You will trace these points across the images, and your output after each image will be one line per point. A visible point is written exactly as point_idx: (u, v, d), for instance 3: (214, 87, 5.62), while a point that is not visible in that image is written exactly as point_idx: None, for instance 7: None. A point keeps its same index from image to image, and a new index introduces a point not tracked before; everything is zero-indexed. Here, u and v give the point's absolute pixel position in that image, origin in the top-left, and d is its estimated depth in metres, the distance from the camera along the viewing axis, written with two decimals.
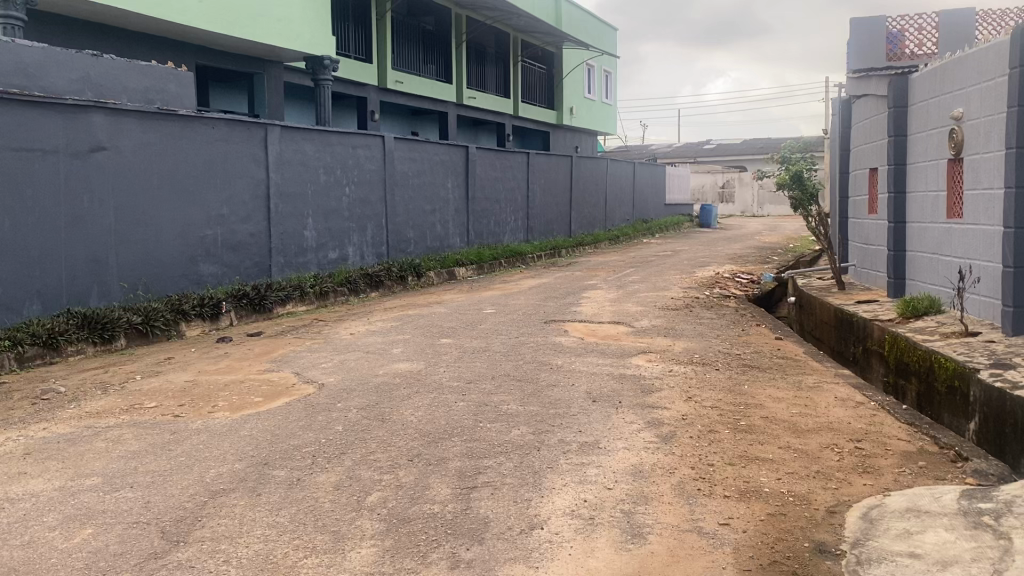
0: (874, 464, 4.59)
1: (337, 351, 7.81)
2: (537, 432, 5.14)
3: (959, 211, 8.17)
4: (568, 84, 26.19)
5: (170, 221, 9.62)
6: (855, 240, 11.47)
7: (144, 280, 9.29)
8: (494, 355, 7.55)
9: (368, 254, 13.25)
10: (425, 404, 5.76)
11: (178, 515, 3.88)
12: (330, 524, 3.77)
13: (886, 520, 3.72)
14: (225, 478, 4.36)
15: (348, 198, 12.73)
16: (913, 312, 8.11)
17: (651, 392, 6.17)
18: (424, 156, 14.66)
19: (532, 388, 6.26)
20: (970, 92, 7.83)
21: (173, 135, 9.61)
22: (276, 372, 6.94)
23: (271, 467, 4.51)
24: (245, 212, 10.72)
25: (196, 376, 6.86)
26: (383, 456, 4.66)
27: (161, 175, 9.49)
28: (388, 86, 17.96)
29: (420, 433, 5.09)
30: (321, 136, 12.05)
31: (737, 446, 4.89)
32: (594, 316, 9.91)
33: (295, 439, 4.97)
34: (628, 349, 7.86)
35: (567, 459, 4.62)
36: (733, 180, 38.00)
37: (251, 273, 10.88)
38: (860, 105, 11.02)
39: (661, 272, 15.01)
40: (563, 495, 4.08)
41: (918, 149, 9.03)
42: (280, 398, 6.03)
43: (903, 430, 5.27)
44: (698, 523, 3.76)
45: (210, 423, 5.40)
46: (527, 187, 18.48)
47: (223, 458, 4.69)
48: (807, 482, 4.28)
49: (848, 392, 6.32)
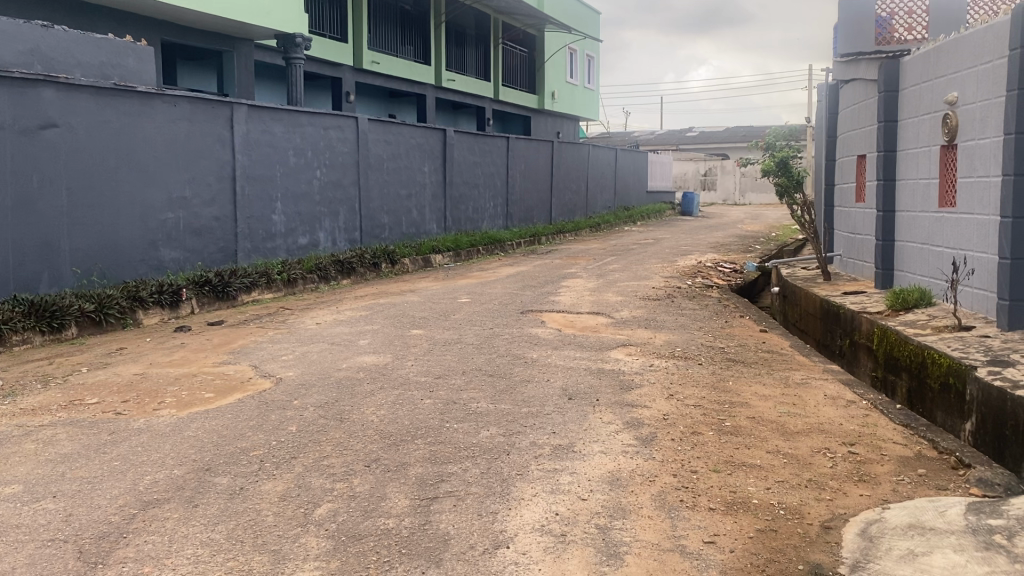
0: (870, 471, 4.24)
1: (300, 343, 7.38)
2: (507, 433, 4.76)
3: (952, 200, 7.86)
4: (550, 68, 25.74)
5: (128, 203, 9.13)
6: (841, 229, 11.15)
7: (100, 265, 8.82)
8: (466, 347, 7.15)
9: (340, 239, 12.81)
10: (388, 402, 5.36)
11: (101, 531, 3.46)
12: (270, 542, 3.37)
13: (888, 539, 3.37)
14: (162, 486, 3.95)
15: (319, 181, 12.25)
16: (903, 305, 7.81)
17: (630, 390, 5.81)
18: (400, 139, 14.20)
19: (505, 384, 5.88)
20: (966, 76, 7.50)
21: (130, 112, 9.10)
22: (232, 365, 6.51)
23: (214, 474, 4.09)
24: (209, 195, 10.24)
25: (146, 369, 6.42)
26: (337, 461, 4.26)
27: (118, 155, 8.99)
28: (365, 67, 17.44)
29: (379, 435, 4.69)
30: (291, 116, 11.55)
31: (722, 450, 4.54)
32: (573, 306, 9.55)
33: (243, 441, 4.56)
34: (607, 342, 7.49)
35: (538, 465, 4.25)
36: (715, 168, 37.67)
37: (215, 258, 10.41)
38: (849, 89, 10.69)
39: (643, 260, 14.66)
40: (532, 507, 3.71)
41: (909, 135, 8.70)
42: (233, 394, 5.61)
43: (899, 433, 4.92)
44: (681, 542, 3.39)
45: (153, 422, 4.97)
46: (506, 172, 18.03)
47: (161, 462, 4.27)
48: (799, 493, 3.93)
49: (838, 389, 5.98)
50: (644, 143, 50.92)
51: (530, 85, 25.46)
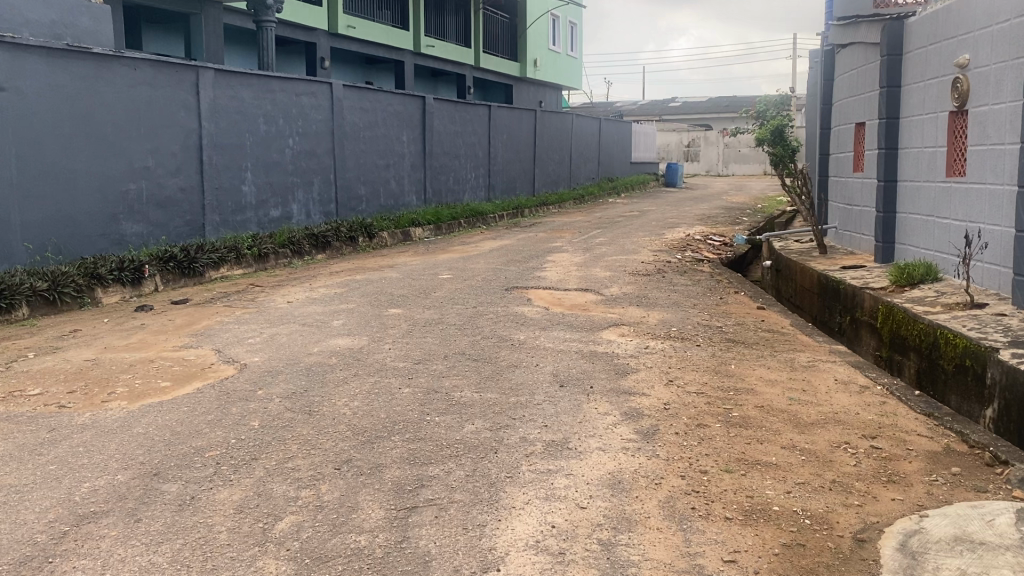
0: (899, 470, 3.82)
1: (268, 324, 6.85)
2: (495, 428, 4.30)
3: (960, 169, 7.44)
4: (532, 35, 25.06)
5: (85, 173, 8.53)
6: (838, 201, 10.69)
7: (55, 241, 8.24)
8: (448, 328, 6.66)
9: (314, 212, 12.23)
10: (364, 392, 4.87)
11: (23, 555, 2.97)
12: (221, 566, 2.89)
13: (934, 556, 2.98)
14: (101, 496, 3.45)
15: (291, 150, 11.66)
16: (908, 281, 7.40)
17: (626, 375, 5.36)
18: (376, 107, 13.60)
19: (491, 370, 5.42)
20: (979, 37, 7.05)
21: (85, 75, 8.48)
22: (194, 349, 5.99)
23: (161, 481, 3.60)
24: (174, 164, 9.63)
25: (98, 354, 5.88)
26: (303, 463, 3.78)
27: (73, 122, 8.37)
28: (340, 31, 16.74)
29: (352, 431, 4.21)
30: (260, 81, 10.93)
31: (732, 445, 4.10)
32: (560, 282, 9.07)
33: (199, 440, 4.07)
34: (598, 321, 7.02)
35: (530, 466, 3.79)
36: (698, 139, 37.13)
37: (181, 232, 9.82)
38: (846, 54, 10.22)
39: (629, 233, 14.19)
40: (525, 519, 3.26)
41: (914, 101, 8.25)
42: (191, 384, 5.09)
43: (922, 424, 4.50)
44: (697, 562, 2.95)
45: (100, 417, 4.46)
46: (488, 142, 17.46)
47: (103, 466, 3.76)
48: (823, 498, 3.50)
49: (850, 373, 5.56)
50: (627, 113, 50.26)
51: (512, 53, 24.78)
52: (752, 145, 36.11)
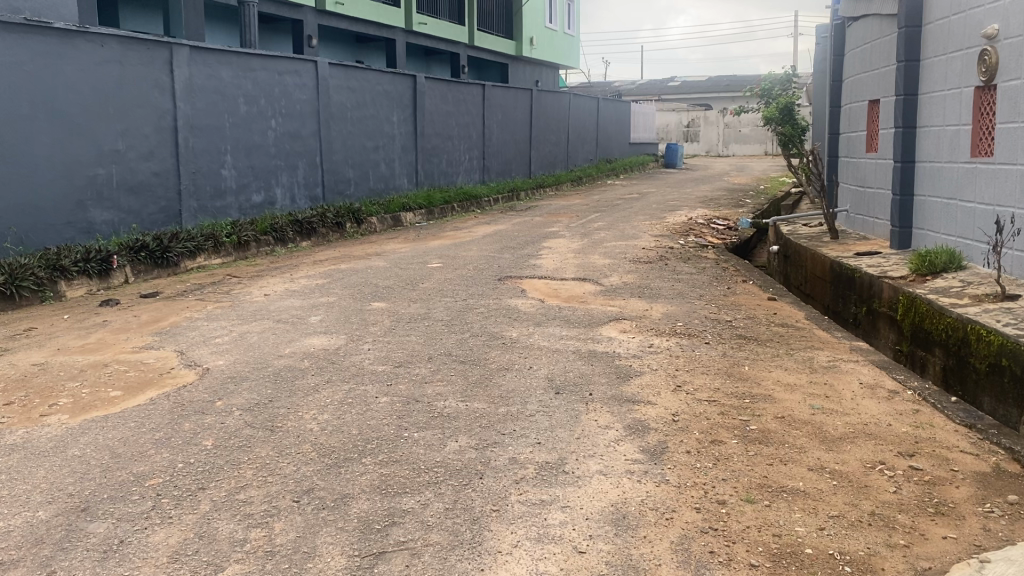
0: (945, 497, 3.31)
1: (239, 321, 6.31)
2: (480, 446, 3.78)
3: (987, 148, 6.91)
4: (528, 12, 24.34)
5: (48, 158, 7.95)
6: (848, 182, 10.14)
7: (15, 230, 7.69)
8: (434, 325, 6.12)
9: (299, 197, 11.66)
10: (335, 403, 4.34)
11: None
12: None
13: None
14: (13, 541, 2.93)
15: (274, 131, 11.08)
16: (930, 270, 6.85)
17: (630, 379, 4.83)
18: (364, 86, 13.00)
19: (479, 374, 4.89)
20: (1009, 5, 6.47)
21: (47, 51, 7.88)
22: (155, 351, 5.45)
23: (89, 519, 3.07)
24: (147, 147, 9.05)
25: (49, 358, 5.34)
26: (256, 495, 3.26)
27: (34, 103, 7.80)
28: (329, 8, 16.13)
29: (316, 452, 3.69)
30: (239, 57, 10.34)
31: (752, 467, 3.58)
32: (556, 271, 8.51)
33: (140, 465, 3.55)
34: (598, 316, 6.49)
35: (519, 496, 3.27)
36: (698, 119, 36.42)
37: (156, 219, 9.26)
38: (858, 27, 9.65)
39: (628, 217, 13.63)
40: (512, 568, 2.75)
41: (935, 76, 7.68)
42: (145, 392, 4.56)
43: (963, 438, 4.00)
44: None
45: (34, 436, 3.93)
46: (482, 123, 16.84)
47: (23, 500, 3.24)
48: (862, 536, 2.99)
49: (875, 375, 5.04)
50: (626, 93, 49.50)
51: (507, 31, 24.07)
52: (753, 125, 35.46)
